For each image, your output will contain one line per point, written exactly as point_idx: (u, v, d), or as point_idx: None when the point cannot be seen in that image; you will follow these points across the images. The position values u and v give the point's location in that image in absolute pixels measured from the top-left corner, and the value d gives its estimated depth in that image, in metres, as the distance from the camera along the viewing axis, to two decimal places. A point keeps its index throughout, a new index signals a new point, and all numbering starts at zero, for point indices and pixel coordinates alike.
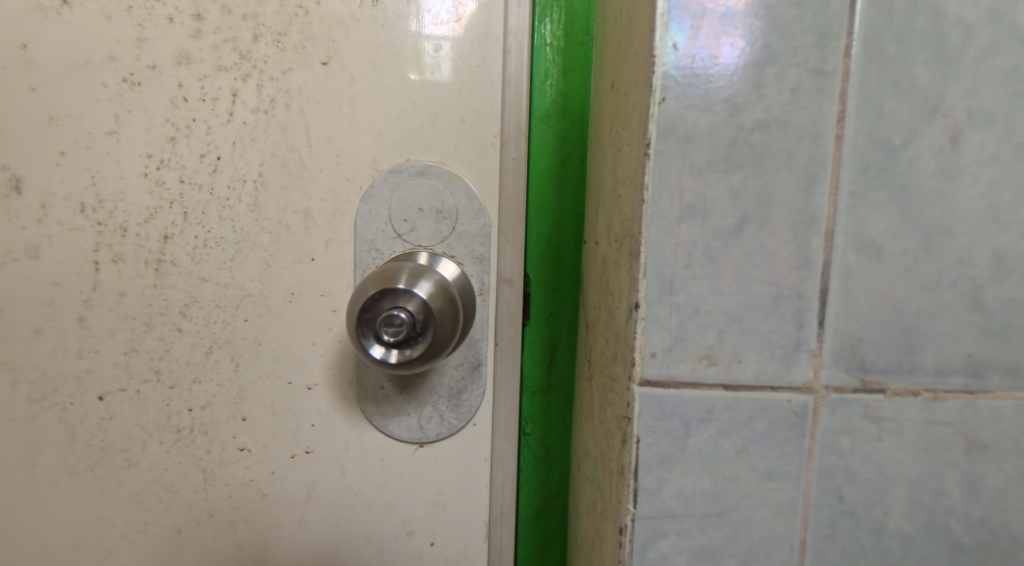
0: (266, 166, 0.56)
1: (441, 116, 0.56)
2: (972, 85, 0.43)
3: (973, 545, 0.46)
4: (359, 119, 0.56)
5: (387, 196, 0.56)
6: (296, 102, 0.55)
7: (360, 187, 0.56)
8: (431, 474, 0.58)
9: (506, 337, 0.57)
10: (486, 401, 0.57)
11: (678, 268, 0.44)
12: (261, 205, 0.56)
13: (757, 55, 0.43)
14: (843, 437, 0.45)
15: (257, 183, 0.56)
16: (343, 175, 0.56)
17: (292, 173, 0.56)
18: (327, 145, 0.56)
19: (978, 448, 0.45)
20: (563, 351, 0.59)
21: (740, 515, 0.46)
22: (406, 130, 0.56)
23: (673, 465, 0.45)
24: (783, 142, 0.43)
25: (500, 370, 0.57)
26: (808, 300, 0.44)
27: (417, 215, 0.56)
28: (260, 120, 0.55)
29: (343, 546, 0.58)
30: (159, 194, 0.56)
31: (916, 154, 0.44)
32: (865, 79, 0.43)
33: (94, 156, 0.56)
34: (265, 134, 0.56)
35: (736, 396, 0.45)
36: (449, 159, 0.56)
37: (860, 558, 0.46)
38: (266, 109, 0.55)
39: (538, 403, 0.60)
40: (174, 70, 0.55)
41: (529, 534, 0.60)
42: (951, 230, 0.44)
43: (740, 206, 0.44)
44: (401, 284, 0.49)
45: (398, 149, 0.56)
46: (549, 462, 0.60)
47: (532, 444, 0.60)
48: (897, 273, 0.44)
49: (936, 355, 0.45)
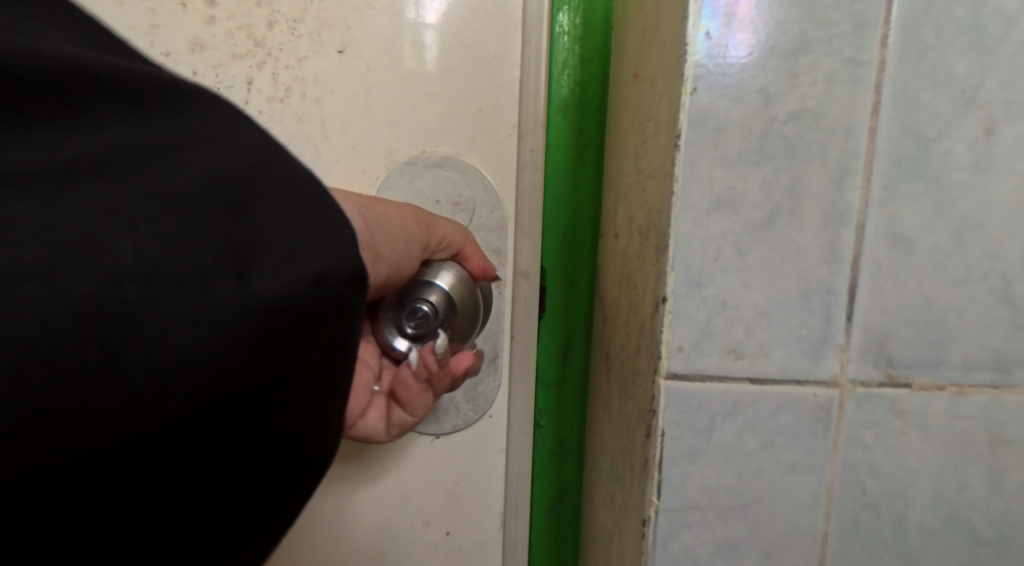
0: None
1: (459, 106, 0.55)
2: (1010, 76, 0.42)
3: (994, 538, 0.46)
4: (375, 109, 0.55)
5: (403, 189, 0.55)
6: (311, 91, 0.54)
7: (376, 178, 0.55)
8: (446, 466, 0.57)
9: (523, 329, 0.56)
10: (503, 394, 0.57)
11: (707, 261, 0.44)
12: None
13: (791, 44, 0.42)
14: (868, 431, 0.45)
15: None
16: (359, 165, 0.55)
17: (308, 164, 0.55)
18: (343, 136, 0.55)
19: (1002, 443, 0.45)
20: (577, 345, 0.60)
21: (762, 507, 0.46)
22: (424, 121, 0.55)
23: (697, 458, 0.45)
24: (815, 134, 0.43)
25: (517, 363, 0.56)
26: (836, 294, 0.44)
27: (434, 207, 0.55)
28: (275, 109, 0.54)
29: (358, 541, 0.57)
30: None
31: (949, 147, 0.43)
32: (901, 70, 0.42)
33: None
34: (280, 125, 0.54)
35: (762, 389, 0.45)
36: (465, 150, 0.55)
37: (880, 549, 0.46)
38: (281, 98, 0.54)
39: (552, 396, 0.60)
40: (187, 57, 0.54)
41: (542, 526, 0.61)
42: (982, 224, 0.43)
43: (770, 199, 0.43)
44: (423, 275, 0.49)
45: (415, 140, 0.55)
46: (563, 453, 0.61)
47: (547, 437, 0.60)
48: (927, 268, 0.44)
49: (963, 350, 0.45)
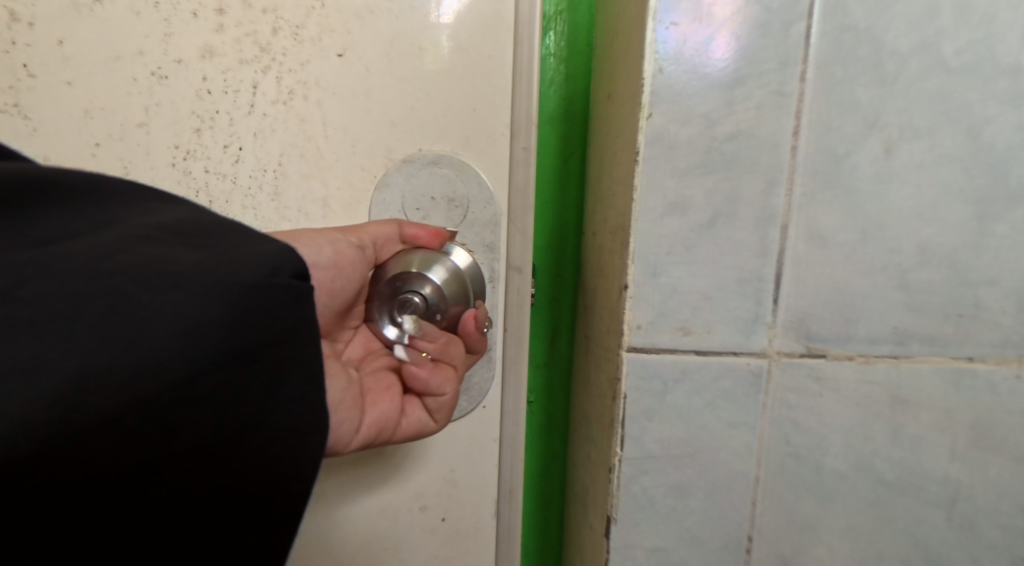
0: (285, 156, 0.63)
1: (454, 106, 0.64)
2: (904, 105, 0.52)
3: (894, 480, 0.57)
4: (376, 110, 0.63)
5: (400, 185, 0.64)
6: (314, 94, 0.62)
7: (375, 176, 0.64)
8: (444, 454, 0.67)
9: (514, 323, 0.65)
10: (496, 382, 0.67)
11: (661, 255, 0.53)
12: (282, 193, 0.63)
13: (729, 78, 0.52)
14: (792, 393, 0.55)
15: (277, 172, 0.63)
16: (358, 164, 0.64)
17: (311, 161, 0.63)
18: (345, 136, 0.63)
19: (900, 402, 0.56)
20: (563, 331, 0.70)
21: (706, 456, 0.56)
22: (420, 121, 0.64)
23: (653, 416, 0.55)
24: (748, 151, 0.52)
25: (510, 355, 0.66)
26: (766, 281, 0.54)
27: (429, 204, 0.65)
28: (279, 111, 0.62)
29: (366, 525, 0.66)
30: (186, 183, 0.63)
31: (856, 162, 0.53)
32: (818, 99, 0.52)
33: (127, 147, 0.62)
34: (284, 126, 0.63)
35: (706, 359, 0.55)
36: (460, 148, 0.64)
37: (802, 489, 0.57)
38: (285, 100, 0.62)
39: (541, 376, 0.71)
40: (199, 63, 0.61)
41: (535, 488, 0.73)
42: (883, 225, 0.53)
43: (712, 204, 0.53)
44: (416, 269, 0.60)
45: (412, 140, 0.64)
46: (551, 425, 0.71)
47: (535, 413, 0.71)
48: (839, 260, 0.54)
49: (869, 327, 0.55)
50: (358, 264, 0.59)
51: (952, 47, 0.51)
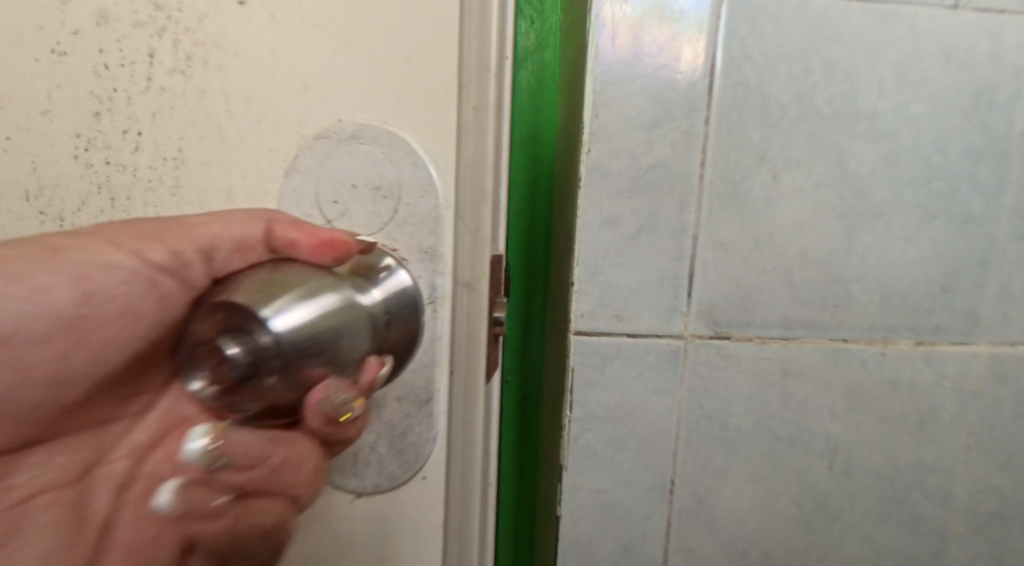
0: (185, 139, 0.65)
1: (362, 69, 0.64)
2: (786, 141, 0.67)
3: (786, 435, 0.72)
4: (281, 72, 0.64)
5: (315, 168, 0.65)
6: (211, 58, 0.64)
7: (286, 158, 0.65)
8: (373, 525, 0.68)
9: (459, 362, 0.67)
10: (439, 445, 0.68)
11: (599, 259, 0.68)
12: (181, 185, 0.65)
13: (648, 122, 0.66)
14: (704, 366, 0.70)
15: (177, 159, 0.65)
16: (266, 143, 0.65)
17: (211, 143, 0.65)
18: (247, 107, 0.64)
19: (790, 374, 0.71)
20: (534, 320, 0.85)
21: (637, 416, 0.71)
22: (336, 82, 0.64)
23: (595, 385, 0.71)
24: (665, 178, 0.67)
25: (455, 408, 0.67)
26: (681, 279, 0.69)
27: (352, 190, 0.65)
28: (177, 82, 0.64)
29: None
30: (89, 175, 0.65)
31: (749, 186, 0.68)
32: (718, 138, 0.67)
33: (34, 138, 0.65)
34: (183, 102, 0.64)
35: (635, 340, 0.70)
36: (387, 117, 0.65)
37: (713, 443, 0.72)
38: (182, 69, 0.64)
39: (516, 357, 0.86)
40: (94, 34, 0.64)
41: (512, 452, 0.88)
42: (772, 235, 0.68)
43: (638, 219, 0.68)
44: (266, 310, 0.51)
45: (329, 111, 0.65)
46: (525, 399, 0.87)
47: (512, 388, 0.87)
48: (738, 262, 0.69)
49: (763, 315, 0.70)
50: (118, 320, 0.60)
51: (823, 98, 0.66)
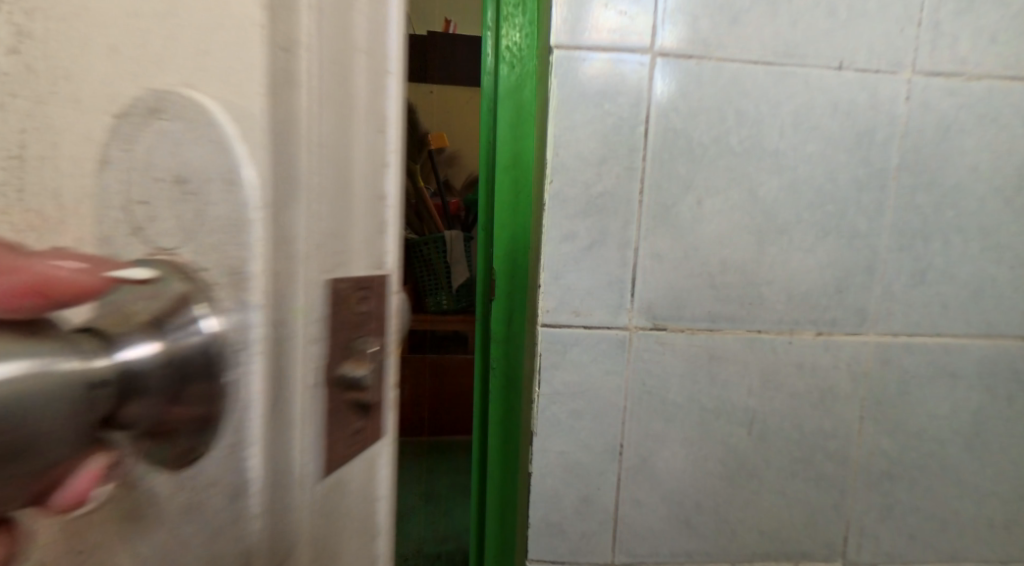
0: (25, 135, 0.48)
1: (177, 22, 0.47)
2: (707, 174, 0.85)
3: (712, 407, 0.90)
4: (92, 36, 0.47)
5: (129, 162, 0.47)
6: (37, 27, 0.47)
7: (101, 150, 0.48)
8: None
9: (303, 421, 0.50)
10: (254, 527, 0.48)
11: (560, 266, 0.86)
12: (26, 187, 0.48)
13: (598, 158, 0.84)
14: (646, 352, 0.88)
15: (20, 156, 0.48)
16: (86, 129, 0.48)
17: (52, 136, 0.48)
18: (68, 88, 0.48)
19: (715, 358, 0.89)
20: (516, 318, 0.98)
21: (592, 392, 0.89)
22: (137, 56, 0.47)
23: (559, 366, 0.88)
24: (612, 202, 0.85)
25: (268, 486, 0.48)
26: (626, 282, 0.86)
27: (155, 188, 0.47)
28: (12, 64, 0.47)
29: None
30: None
31: (679, 209, 0.85)
32: (654, 171, 0.84)
33: None
34: (20, 85, 0.48)
35: (590, 330, 0.87)
36: (195, 85, 0.46)
37: (653, 413, 0.90)
38: (14, 45, 0.47)
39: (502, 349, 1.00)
40: None
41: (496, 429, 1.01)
42: (697, 247, 0.86)
43: (591, 235, 0.85)
44: None
45: (136, 83, 0.47)
46: (508, 384, 1.00)
47: (497, 375, 1.00)
48: (671, 269, 0.86)
49: (692, 311, 0.87)
50: None
51: (736, 139, 0.84)
